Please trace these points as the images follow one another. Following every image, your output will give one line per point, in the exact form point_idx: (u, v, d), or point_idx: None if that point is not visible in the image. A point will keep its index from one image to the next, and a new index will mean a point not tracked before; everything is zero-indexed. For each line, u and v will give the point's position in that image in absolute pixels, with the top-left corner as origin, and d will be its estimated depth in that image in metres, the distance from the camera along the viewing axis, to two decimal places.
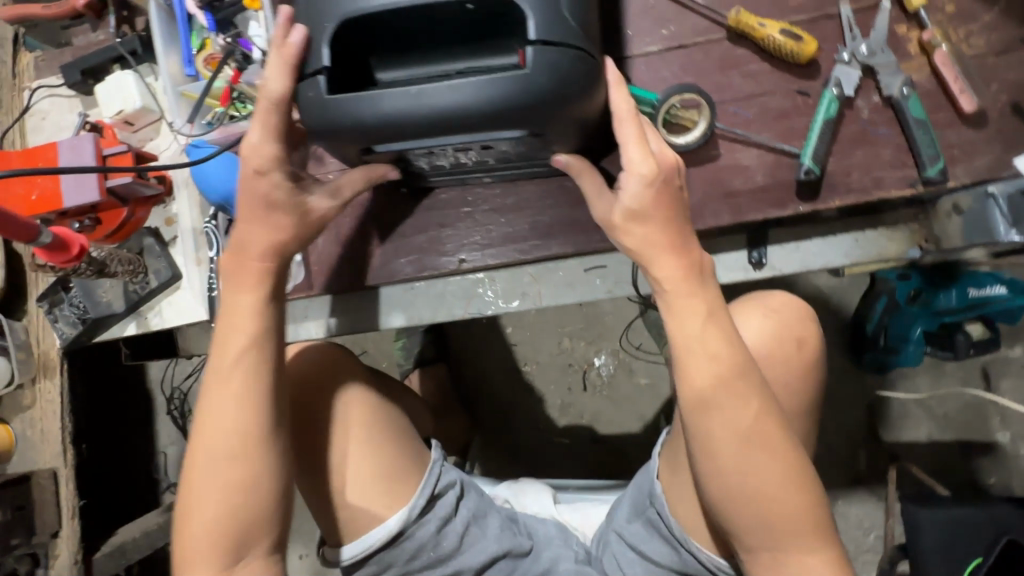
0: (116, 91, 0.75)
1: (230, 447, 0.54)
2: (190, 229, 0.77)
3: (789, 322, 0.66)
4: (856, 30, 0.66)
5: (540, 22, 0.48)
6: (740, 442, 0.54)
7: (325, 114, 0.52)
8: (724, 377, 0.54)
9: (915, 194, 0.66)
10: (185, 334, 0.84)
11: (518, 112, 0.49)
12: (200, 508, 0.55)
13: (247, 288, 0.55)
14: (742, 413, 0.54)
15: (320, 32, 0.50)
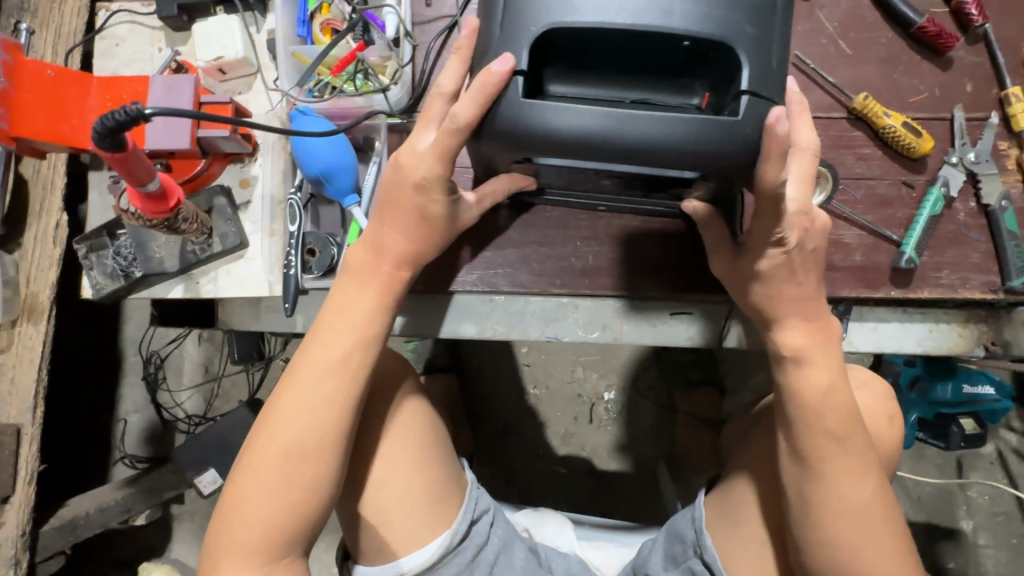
0: (217, 35, 0.69)
1: (307, 443, 0.55)
2: (265, 196, 0.71)
3: (878, 397, 0.69)
4: (966, 138, 0.70)
5: (754, 71, 0.45)
6: (853, 517, 0.55)
7: (511, 121, 0.47)
8: (842, 449, 0.55)
9: (995, 298, 0.70)
10: (228, 307, 0.77)
11: (699, 158, 0.46)
12: (264, 495, 0.55)
13: (367, 289, 0.58)
14: (859, 487, 0.55)
15: (521, 34, 0.46)
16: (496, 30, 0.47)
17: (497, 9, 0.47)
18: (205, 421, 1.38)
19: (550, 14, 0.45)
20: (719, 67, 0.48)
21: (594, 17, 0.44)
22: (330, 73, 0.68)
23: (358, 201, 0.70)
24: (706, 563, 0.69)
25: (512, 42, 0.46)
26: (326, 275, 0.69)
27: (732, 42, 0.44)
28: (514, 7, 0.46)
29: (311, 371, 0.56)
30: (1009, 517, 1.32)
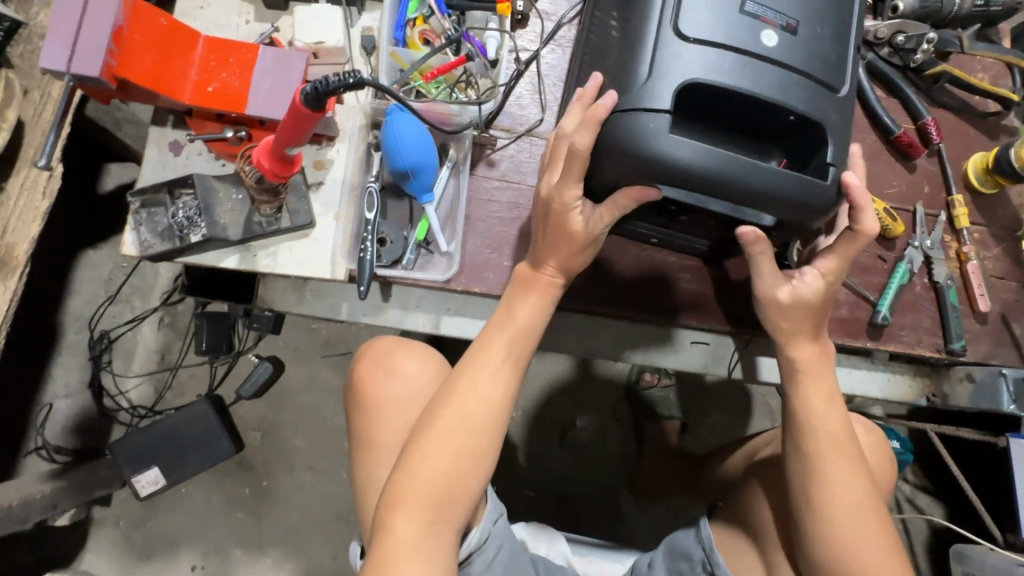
0: (317, 21, 0.72)
1: (484, 415, 0.63)
2: (340, 181, 0.72)
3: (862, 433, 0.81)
4: (924, 227, 0.88)
5: (838, 150, 0.56)
6: (851, 513, 0.64)
7: (651, 147, 0.55)
8: (840, 448, 0.66)
9: (939, 356, 0.86)
10: (269, 286, 0.75)
11: (796, 206, 0.56)
12: (442, 459, 0.61)
13: (535, 293, 0.67)
14: (852, 485, 0.65)
15: (667, 82, 0.54)
16: (642, 73, 0.55)
17: (642, 58, 0.55)
18: (152, 413, 1.25)
19: (693, 71, 0.54)
20: (803, 141, 0.59)
21: (729, 80, 0.54)
22: (423, 79, 0.73)
23: (432, 199, 0.73)
24: None
25: (659, 85, 0.54)
26: (392, 265, 0.72)
27: (825, 124, 0.55)
28: (662, 58, 0.54)
29: (488, 354, 0.65)
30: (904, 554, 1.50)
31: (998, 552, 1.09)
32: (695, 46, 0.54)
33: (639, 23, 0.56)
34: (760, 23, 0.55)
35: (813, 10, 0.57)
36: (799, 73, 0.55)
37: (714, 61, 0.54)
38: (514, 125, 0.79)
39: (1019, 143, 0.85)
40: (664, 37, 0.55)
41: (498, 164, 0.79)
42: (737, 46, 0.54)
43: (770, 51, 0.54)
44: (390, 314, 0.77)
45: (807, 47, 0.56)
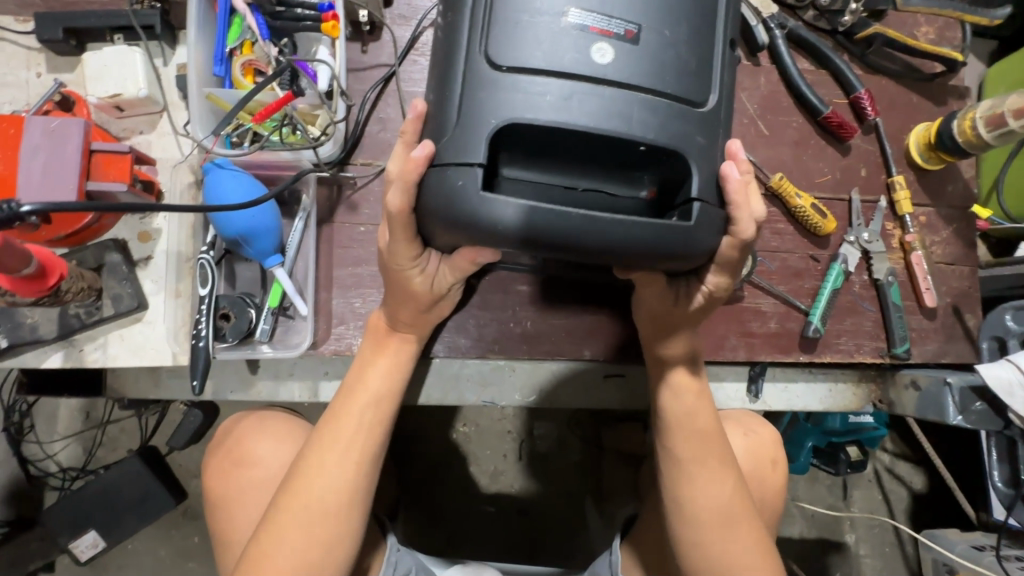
0: (114, 68, 0.60)
1: (337, 494, 0.57)
2: (169, 252, 0.63)
3: (763, 442, 0.74)
4: (861, 218, 0.79)
5: (702, 180, 0.46)
6: (721, 518, 0.60)
7: (467, 211, 0.43)
8: (713, 446, 0.61)
9: (883, 361, 0.78)
10: (120, 372, 0.67)
11: (656, 253, 0.45)
12: (292, 549, 0.55)
13: (389, 348, 0.63)
14: (724, 484, 0.60)
15: (480, 127, 0.44)
16: (452, 116, 0.45)
17: (452, 99, 0.45)
18: (84, 474, 1.20)
19: (510, 108, 0.44)
20: (667, 168, 0.48)
21: (554, 114, 0.43)
22: (253, 119, 0.62)
23: (281, 260, 0.64)
24: None
25: (469, 132, 0.44)
26: (243, 342, 0.64)
27: (684, 153, 0.45)
28: (471, 97, 0.44)
29: (336, 432, 0.59)
30: (883, 528, 1.41)
31: (965, 536, 1.04)
32: (511, 76, 0.44)
33: (448, 55, 0.46)
34: (592, 36, 0.44)
35: (662, 8, 0.46)
36: (645, 92, 0.44)
37: (535, 92, 0.44)
38: (375, 158, 0.69)
39: (963, 114, 0.73)
40: (473, 69, 0.45)
41: (361, 207, 0.69)
42: (563, 69, 0.44)
43: (604, 71, 0.44)
44: (260, 387, 0.70)
45: (656, 58, 0.45)
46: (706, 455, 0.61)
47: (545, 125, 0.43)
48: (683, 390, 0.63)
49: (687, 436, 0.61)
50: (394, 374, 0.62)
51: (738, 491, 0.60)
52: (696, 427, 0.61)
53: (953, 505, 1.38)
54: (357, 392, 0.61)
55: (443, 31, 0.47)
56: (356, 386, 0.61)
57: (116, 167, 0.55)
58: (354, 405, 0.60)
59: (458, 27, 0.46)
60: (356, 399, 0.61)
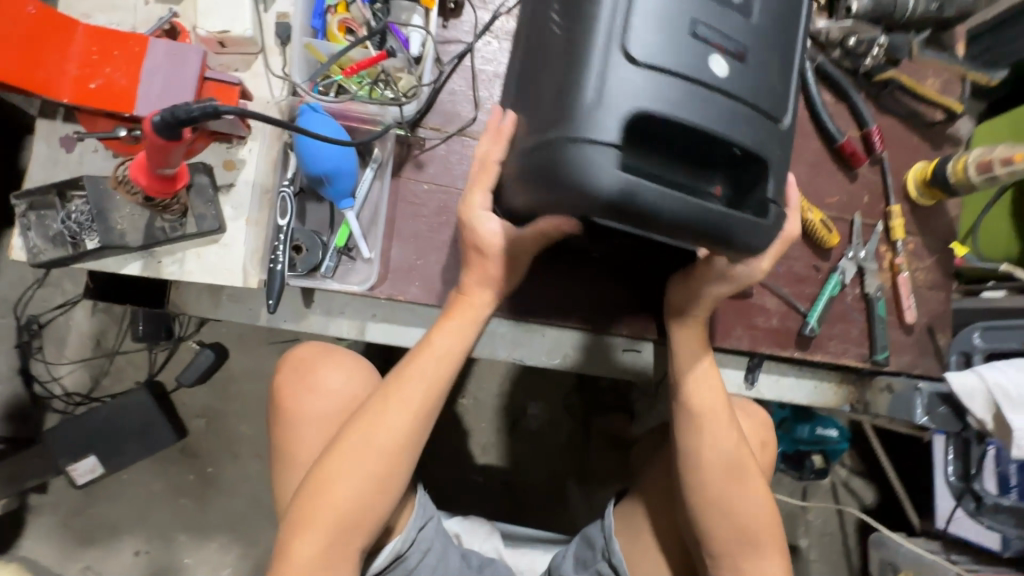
0: (224, 8, 0.65)
1: (397, 431, 0.65)
2: (251, 183, 0.68)
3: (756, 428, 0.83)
4: (860, 238, 0.89)
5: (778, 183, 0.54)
6: (723, 474, 0.69)
7: (587, 180, 0.50)
8: (721, 413, 0.71)
9: (864, 367, 0.88)
10: (182, 290, 0.72)
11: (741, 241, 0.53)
12: (353, 473, 0.63)
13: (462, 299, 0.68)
14: (726, 445, 0.70)
15: (615, 110, 0.50)
16: (591, 98, 0.51)
17: (589, 83, 0.51)
18: (88, 401, 1.22)
19: (638, 100, 0.50)
20: (746, 172, 0.57)
21: (677, 111, 0.51)
22: (343, 73, 0.68)
23: (353, 204, 0.70)
24: (612, 565, 0.77)
25: (607, 116, 0.50)
26: (309, 274, 0.70)
27: (768, 156, 0.54)
28: (611, 81, 0.50)
29: (404, 389, 0.66)
30: (834, 535, 1.53)
31: (912, 542, 1.15)
32: (645, 70, 0.51)
33: (588, 36, 0.52)
34: (711, 47, 0.52)
35: (759, 36, 0.55)
36: (744, 103, 0.53)
37: (661, 88, 0.51)
38: (445, 125, 0.76)
39: (957, 157, 0.84)
40: (611, 60, 0.51)
41: (427, 166, 0.75)
42: (685, 74, 0.51)
43: (717, 78, 0.52)
44: (312, 320, 0.75)
45: (753, 75, 0.54)
46: (715, 426, 0.70)
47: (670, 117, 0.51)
48: (708, 375, 0.71)
49: (701, 408, 0.70)
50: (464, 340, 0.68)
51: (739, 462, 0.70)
52: (711, 411, 0.70)
53: (898, 521, 1.51)
54: (426, 357, 0.67)
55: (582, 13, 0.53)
56: (425, 349, 0.67)
57: (225, 95, 0.61)
58: (419, 365, 0.67)
59: (600, 15, 0.52)
60: (423, 362, 0.67)
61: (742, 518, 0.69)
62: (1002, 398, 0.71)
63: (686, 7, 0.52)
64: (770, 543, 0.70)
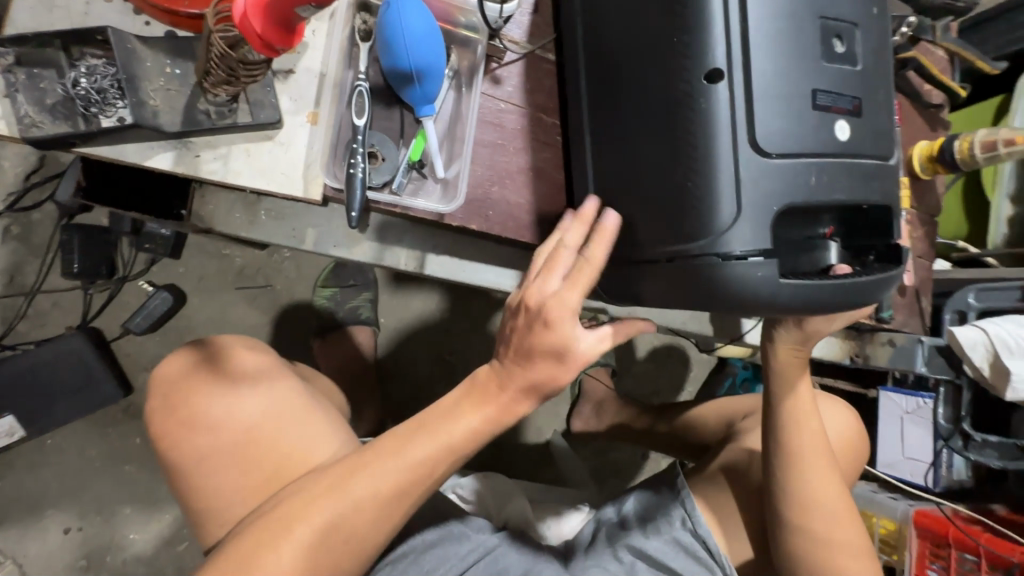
0: None
1: (376, 499, 0.53)
2: (317, 72, 0.56)
3: (845, 427, 0.86)
4: None
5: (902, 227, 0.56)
6: (823, 513, 0.71)
7: (734, 288, 0.50)
8: (816, 456, 0.72)
9: (870, 323, 0.95)
10: (208, 199, 0.59)
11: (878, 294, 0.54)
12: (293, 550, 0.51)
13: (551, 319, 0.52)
14: (822, 484, 0.72)
15: (752, 213, 0.48)
16: (727, 214, 0.48)
17: (722, 186, 0.48)
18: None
19: (789, 193, 0.48)
20: (861, 217, 0.58)
21: (817, 196, 0.49)
22: None
23: (433, 112, 0.60)
24: (698, 536, 0.75)
25: (754, 225, 0.48)
26: (379, 189, 0.60)
27: (895, 205, 0.55)
28: (755, 186, 0.48)
29: (365, 472, 0.53)
30: None
31: (863, 486, 1.30)
32: (780, 164, 0.48)
33: (709, 139, 0.48)
34: (834, 115, 0.49)
35: (867, 77, 0.52)
36: (870, 158, 0.52)
37: (800, 177, 0.49)
38: (523, 39, 0.68)
39: (963, 137, 0.92)
40: (740, 153, 0.48)
41: (504, 83, 0.67)
42: (820, 153, 0.49)
43: (844, 145, 0.50)
44: (366, 248, 0.65)
45: (872, 127, 0.52)
46: (813, 464, 0.72)
47: (785, 206, 0.49)
48: (804, 424, 0.72)
49: (806, 448, 0.72)
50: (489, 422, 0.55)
51: (836, 497, 0.72)
52: (810, 447, 0.72)
53: None
54: (417, 441, 0.54)
55: (688, 113, 0.49)
56: (420, 428, 0.55)
57: None
58: (404, 446, 0.54)
59: (717, 115, 0.48)
60: (411, 447, 0.54)
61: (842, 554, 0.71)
62: (1001, 347, 0.80)
63: (807, 72, 0.49)
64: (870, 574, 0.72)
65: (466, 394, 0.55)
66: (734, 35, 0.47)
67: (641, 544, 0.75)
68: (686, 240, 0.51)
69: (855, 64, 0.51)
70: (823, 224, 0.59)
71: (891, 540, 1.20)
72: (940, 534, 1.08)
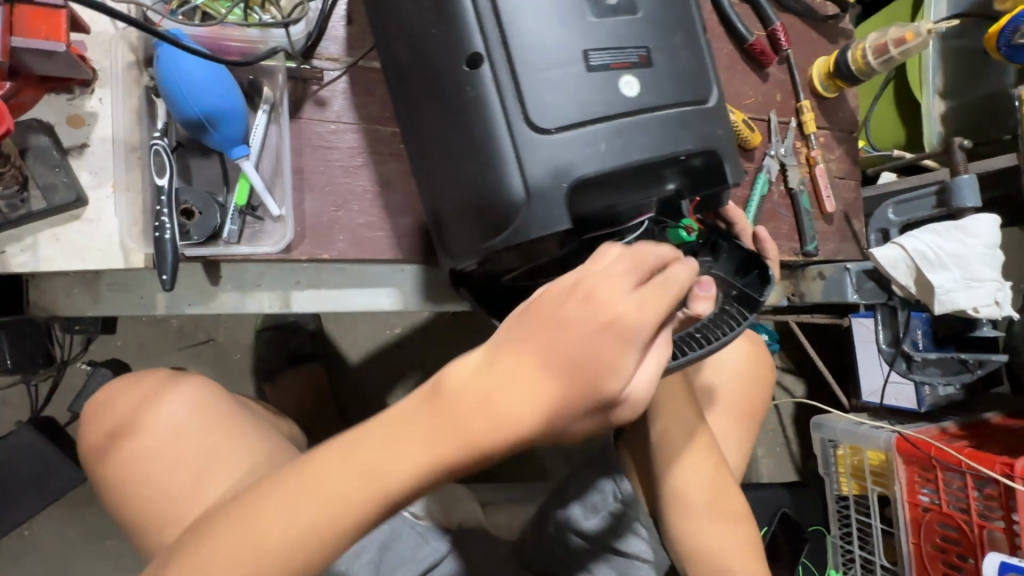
0: None
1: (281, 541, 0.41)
2: (111, 140, 0.55)
3: (753, 366, 0.80)
4: (777, 136, 0.90)
5: (734, 167, 0.52)
6: (703, 496, 0.71)
7: None
8: (691, 438, 0.71)
9: (797, 260, 0.91)
10: (46, 286, 0.59)
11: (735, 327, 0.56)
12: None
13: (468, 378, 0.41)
14: (698, 466, 0.71)
15: (549, 193, 0.45)
16: (519, 200, 0.46)
17: (508, 171, 0.46)
18: None
19: (578, 166, 0.46)
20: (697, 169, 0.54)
21: (611, 161, 0.46)
22: None
23: (248, 152, 0.59)
24: (623, 499, 0.79)
25: (546, 206, 0.45)
26: (207, 242, 0.58)
27: (718, 148, 0.51)
28: (533, 165, 0.45)
29: (272, 517, 0.42)
30: (775, 432, 1.67)
31: (846, 419, 1.25)
32: (562, 137, 0.45)
33: (485, 130, 0.46)
34: (615, 72, 0.46)
35: (650, 25, 0.49)
36: (676, 107, 0.49)
37: (589, 145, 0.46)
38: (341, 54, 0.66)
39: (856, 46, 0.87)
40: (519, 137, 0.45)
41: (330, 104, 0.65)
42: (605, 115, 0.46)
43: (634, 102, 0.47)
44: (224, 300, 0.64)
45: (669, 74, 0.49)
46: (690, 450, 0.71)
47: (574, 180, 0.46)
48: (668, 406, 0.71)
49: (673, 432, 0.71)
50: (457, 445, 0.40)
51: (715, 476, 0.71)
52: (678, 428, 0.71)
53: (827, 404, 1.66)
54: (340, 473, 0.42)
55: (460, 103, 0.47)
56: (340, 456, 0.42)
57: (46, 24, 0.47)
58: (319, 480, 0.42)
59: (486, 102, 0.46)
60: (330, 484, 0.41)
61: (726, 531, 0.71)
62: (922, 262, 0.75)
63: (574, 34, 0.46)
64: (751, 545, 0.72)
65: (412, 408, 0.42)
66: (487, 18, 0.45)
67: (621, 546, 0.79)
68: (495, 233, 0.48)
69: (634, 12, 0.48)
70: (669, 178, 0.52)
71: (881, 471, 1.17)
72: (922, 459, 1.05)
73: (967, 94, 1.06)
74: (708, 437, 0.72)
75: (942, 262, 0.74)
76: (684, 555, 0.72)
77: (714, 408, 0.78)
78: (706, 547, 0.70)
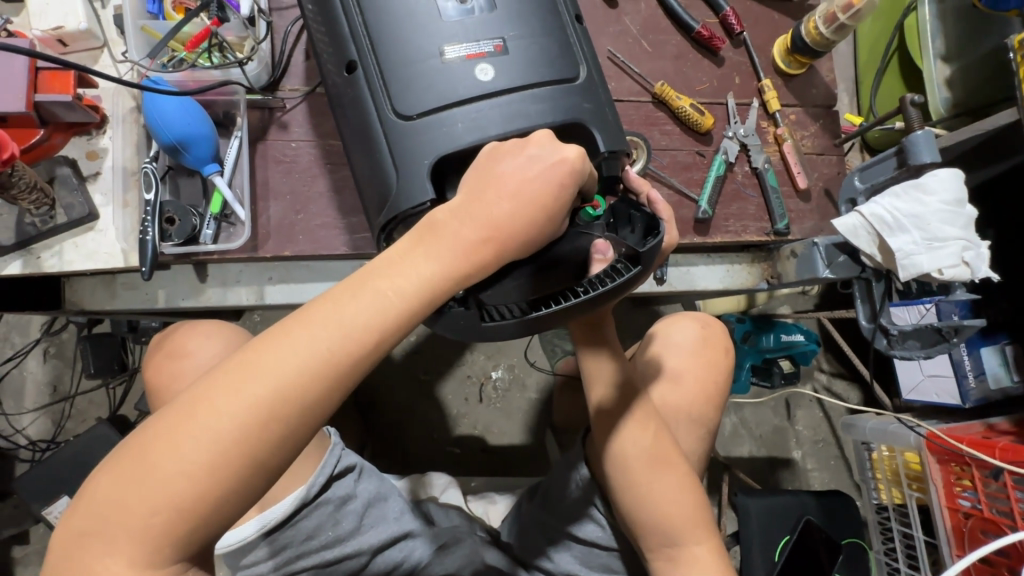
0: (55, 4, 0.69)
1: (282, 381, 0.40)
2: (117, 167, 0.71)
3: (708, 348, 0.83)
4: (736, 117, 0.90)
5: (605, 136, 0.56)
6: (646, 467, 0.69)
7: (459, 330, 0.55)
8: (630, 408, 0.71)
9: (768, 240, 0.88)
10: (78, 287, 0.76)
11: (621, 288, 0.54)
12: (180, 435, 0.39)
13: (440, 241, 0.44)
14: (639, 436, 0.70)
15: (413, 170, 0.53)
16: (392, 179, 0.54)
17: (384, 153, 0.54)
18: (54, 445, 1.25)
19: (437, 145, 0.53)
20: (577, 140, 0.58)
21: (467, 137, 0.52)
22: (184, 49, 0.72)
23: (219, 169, 0.72)
24: (582, 483, 0.77)
25: (411, 182, 0.53)
26: (187, 243, 0.71)
27: (581, 118, 0.55)
28: (399, 148, 0.53)
29: (222, 397, 0.40)
30: (826, 442, 1.49)
31: (880, 418, 1.15)
32: (422, 121, 0.53)
33: (366, 125, 0.56)
34: (469, 62, 0.54)
35: (508, 19, 0.55)
36: (536, 86, 0.54)
37: (447, 126, 0.53)
38: (301, 85, 0.79)
39: (808, 19, 0.86)
40: (388, 125, 0.54)
41: (291, 126, 0.78)
42: (461, 97, 0.53)
43: (489, 84, 0.53)
44: (208, 295, 0.77)
45: (527, 58, 0.55)
46: (630, 420, 0.71)
47: (437, 157, 0.53)
48: (602, 377, 0.71)
49: (610, 405, 0.71)
50: (381, 323, 0.42)
51: (658, 447, 0.70)
52: (615, 400, 0.71)
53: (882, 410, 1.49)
54: (298, 343, 0.41)
55: (349, 105, 0.57)
56: (286, 329, 0.41)
57: (60, 81, 0.64)
58: (266, 352, 0.41)
59: (365, 103, 0.55)
60: (280, 355, 0.40)
61: (676, 503, 0.69)
62: (881, 227, 0.72)
63: (435, 36, 0.54)
64: (700, 520, 0.70)
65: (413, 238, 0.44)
66: (362, 36, 0.56)
67: (579, 531, 0.79)
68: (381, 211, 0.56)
69: (492, 10, 0.55)
70: None
71: (917, 473, 1.04)
72: (956, 455, 0.94)
73: (970, 53, 0.98)
74: (648, 409, 0.71)
75: (902, 225, 0.71)
76: (636, 530, 0.70)
77: (663, 384, 0.80)
78: (652, 520, 0.69)
